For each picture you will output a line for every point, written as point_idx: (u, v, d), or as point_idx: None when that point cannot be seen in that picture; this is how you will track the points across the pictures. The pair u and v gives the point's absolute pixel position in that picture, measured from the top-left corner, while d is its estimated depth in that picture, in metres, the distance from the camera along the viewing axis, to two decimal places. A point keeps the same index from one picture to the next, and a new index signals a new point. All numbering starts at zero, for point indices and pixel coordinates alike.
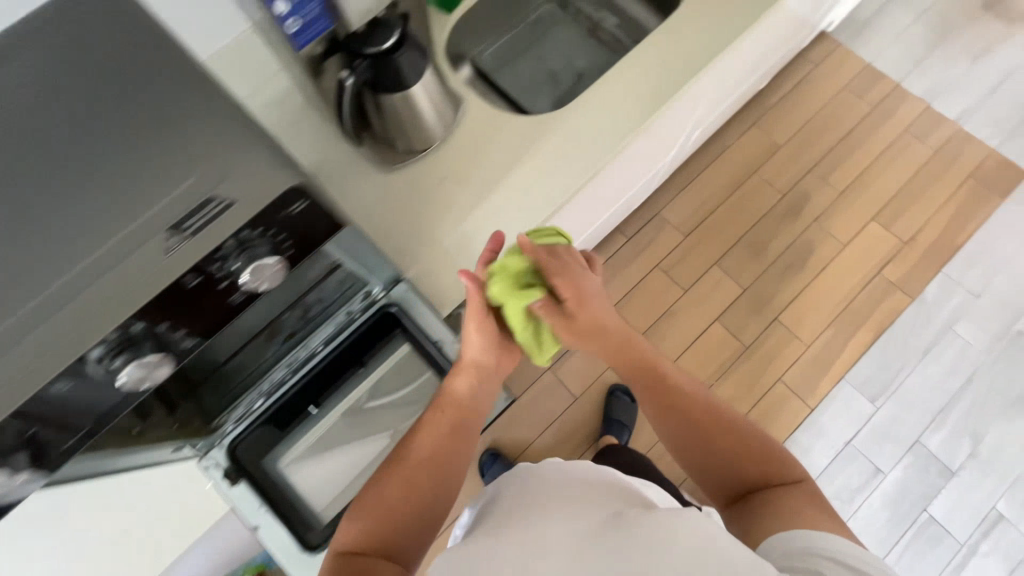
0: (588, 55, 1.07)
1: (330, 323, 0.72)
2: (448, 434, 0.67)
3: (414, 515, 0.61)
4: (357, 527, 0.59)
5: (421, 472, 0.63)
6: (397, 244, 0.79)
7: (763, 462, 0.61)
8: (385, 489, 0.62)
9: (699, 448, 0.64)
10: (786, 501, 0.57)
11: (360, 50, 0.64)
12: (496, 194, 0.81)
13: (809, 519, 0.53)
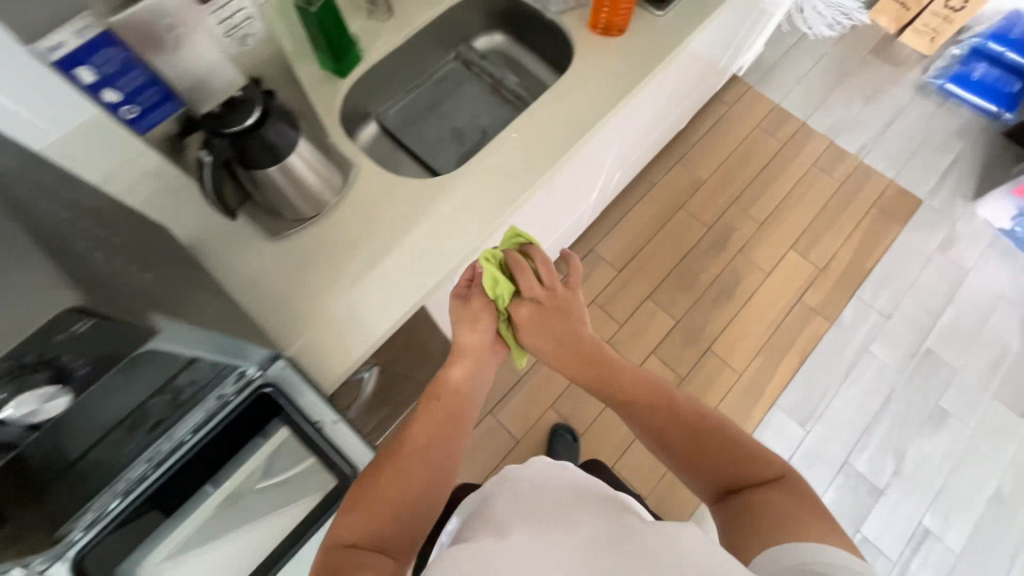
0: (493, 112, 1.10)
1: (201, 409, 0.66)
2: (443, 426, 0.71)
3: (404, 512, 0.64)
4: (352, 518, 0.62)
5: (418, 465, 0.67)
6: (282, 316, 0.76)
7: (747, 459, 0.64)
8: (380, 482, 0.65)
9: (685, 442, 0.68)
10: (769, 497, 0.59)
11: (220, 132, 0.62)
12: (389, 259, 0.80)
13: (799, 526, 0.53)
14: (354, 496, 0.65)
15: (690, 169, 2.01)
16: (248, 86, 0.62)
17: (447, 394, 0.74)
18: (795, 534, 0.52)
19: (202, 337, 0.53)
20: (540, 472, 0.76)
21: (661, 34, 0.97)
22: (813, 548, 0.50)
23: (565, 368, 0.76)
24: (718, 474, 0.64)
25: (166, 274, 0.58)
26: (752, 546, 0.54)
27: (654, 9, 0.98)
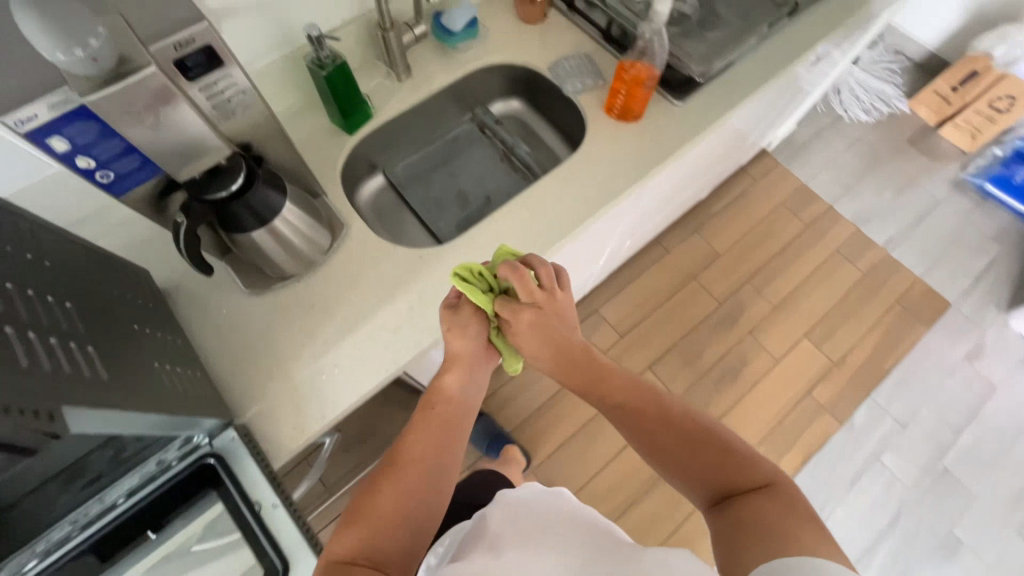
0: (500, 178, 1.08)
1: (139, 471, 0.62)
2: (441, 431, 0.65)
3: (403, 521, 0.59)
4: (350, 532, 0.57)
5: (417, 471, 0.61)
6: (244, 377, 0.73)
7: (741, 465, 0.58)
8: (377, 494, 0.60)
9: (679, 451, 0.61)
10: (764, 504, 0.53)
11: (201, 197, 0.60)
12: (363, 328, 0.77)
13: (800, 539, 0.48)
14: (352, 512, 0.60)
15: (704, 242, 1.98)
16: (235, 155, 0.62)
17: (443, 400, 0.68)
18: (796, 549, 0.46)
19: (139, 419, 0.50)
20: (536, 498, 0.69)
21: (679, 126, 0.93)
22: (810, 558, 0.45)
23: (555, 372, 0.70)
24: (713, 479, 0.58)
25: (120, 337, 0.56)
26: (749, 559, 0.48)
27: (673, 98, 0.93)
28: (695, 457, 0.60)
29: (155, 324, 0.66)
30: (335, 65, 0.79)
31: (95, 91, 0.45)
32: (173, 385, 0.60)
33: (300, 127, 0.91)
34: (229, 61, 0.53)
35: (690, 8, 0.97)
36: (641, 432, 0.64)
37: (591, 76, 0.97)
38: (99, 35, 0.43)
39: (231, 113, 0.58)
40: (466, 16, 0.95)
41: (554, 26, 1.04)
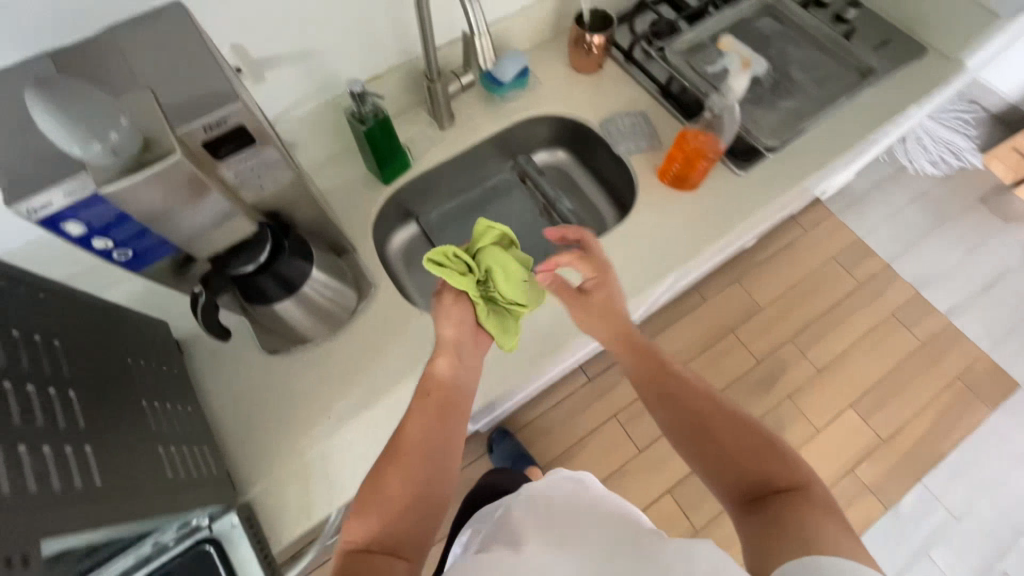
0: (538, 232, 1.02)
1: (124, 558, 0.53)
2: (437, 415, 0.64)
3: (413, 507, 0.58)
4: (361, 522, 0.57)
5: (419, 458, 0.61)
6: (253, 447, 0.69)
7: (768, 460, 0.54)
8: (385, 481, 0.59)
9: (704, 441, 0.58)
10: (791, 506, 0.49)
11: (227, 272, 0.56)
12: (382, 402, 0.72)
13: (827, 540, 0.44)
14: (361, 499, 0.59)
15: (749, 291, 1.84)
16: (262, 225, 0.58)
17: (436, 385, 0.67)
18: (825, 550, 0.43)
19: (143, 523, 0.48)
20: (557, 481, 0.66)
21: (742, 198, 0.83)
22: (838, 561, 0.41)
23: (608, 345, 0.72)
24: (737, 470, 0.55)
25: (125, 422, 0.52)
26: (776, 560, 0.44)
27: (736, 167, 0.84)
28: (720, 445, 0.57)
29: (165, 394, 0.62)
30: (376, 120, 0.75)
31: (105, 180, 0.40)
32: (176, 471, 0.56)
33: (336, 174, 0.87)
34: (263, 140, 0.49)
35: (762, 70, 0.89)
36: (668, 417, 0.62)
37: (646, 138, 0.89)
38: (120, 127, 0.39)
39: (261, 188, 0.54)
40: (516, 67, 0.89)
41: (609, 78, 0.97)
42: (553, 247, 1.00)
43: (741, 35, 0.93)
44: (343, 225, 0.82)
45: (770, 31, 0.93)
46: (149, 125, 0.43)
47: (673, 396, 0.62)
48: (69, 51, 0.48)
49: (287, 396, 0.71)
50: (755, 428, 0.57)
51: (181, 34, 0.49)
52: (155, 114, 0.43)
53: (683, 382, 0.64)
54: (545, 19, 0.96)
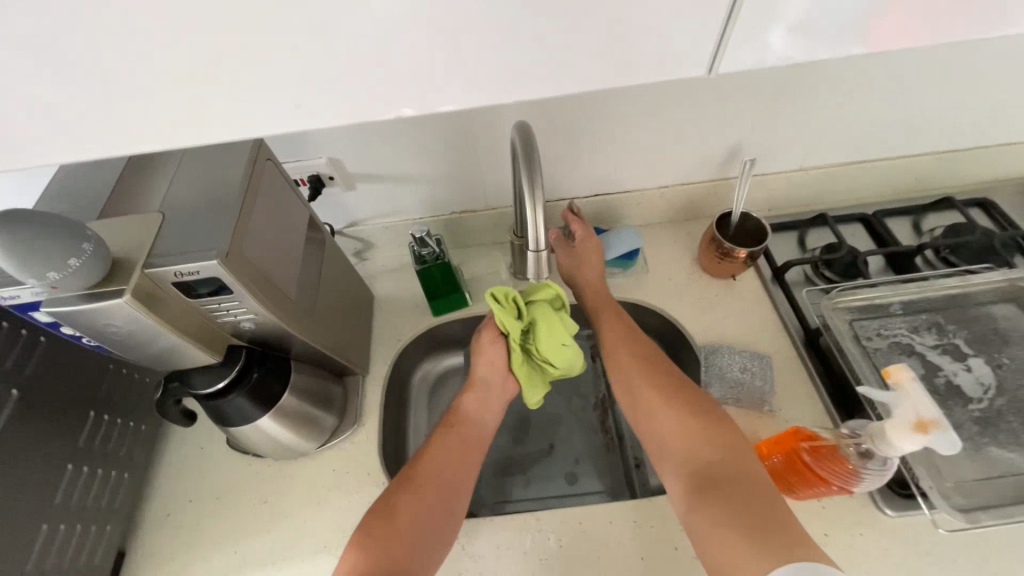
0: (582, 428, 0.82)
1: None
2: (459, 452, 0.59)
3: (419, 547, 0.51)
4: (361, 547, 0.49)
5: (438, 487, 0.55)
6: (157, 545, 0.63)
7: (727, 453, 0.51)
8: (400, 506, 0.52)
9: (667, 427, 0.54)
10: (752, 495, 0.46)
11: (188, 389, 0.52)
12: (288, 569, 0.61)
13: (789, 534, 0.42)
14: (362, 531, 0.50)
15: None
16: (239, 345, 0.55)
17: (464, 427, 0.62)
18: (781, 553, 0.41)
19: None
20: None
21: (875, 558, 0.52)
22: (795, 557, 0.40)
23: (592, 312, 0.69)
24: (687, 457, 0.52)
25: (19, 490, 0.50)
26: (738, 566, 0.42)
27: (883, 501, 0.55)
28: (675, 430, 0.54)
29: (108, 458, 0.61)
30: (435, 264, 0.72)
31: (52, 302, 0.38)
32: (43, 557, 0.51)
33: (394, 285, 0.83)
34: (243, 291, 0.45)
35: (974, 383, 0.58)
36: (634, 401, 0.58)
37: (752, 393, 0.65)
38: (65, 268, 0.36)
39: (239, 322, 0.50)
40: (621, 247, 0.76)
41: (740, 291, 0.76)
42: (589, 457, 0.79)
43: (957, 316, 0.63)
44: (366, 343, 0.76)
45: (1012, 327, 0.62)
46: (125, 259, 0.41)
47: (645, 373, 0.59)
48: (145, 155, 0.51)
49: (217, 504, 0.65)
50: (716, 417, 0.54)
51: (232, 167, 0.49)
52: (139, 248, 0.42)
53: (642, 355, 0.61)
54: (680, 203, 0.82)
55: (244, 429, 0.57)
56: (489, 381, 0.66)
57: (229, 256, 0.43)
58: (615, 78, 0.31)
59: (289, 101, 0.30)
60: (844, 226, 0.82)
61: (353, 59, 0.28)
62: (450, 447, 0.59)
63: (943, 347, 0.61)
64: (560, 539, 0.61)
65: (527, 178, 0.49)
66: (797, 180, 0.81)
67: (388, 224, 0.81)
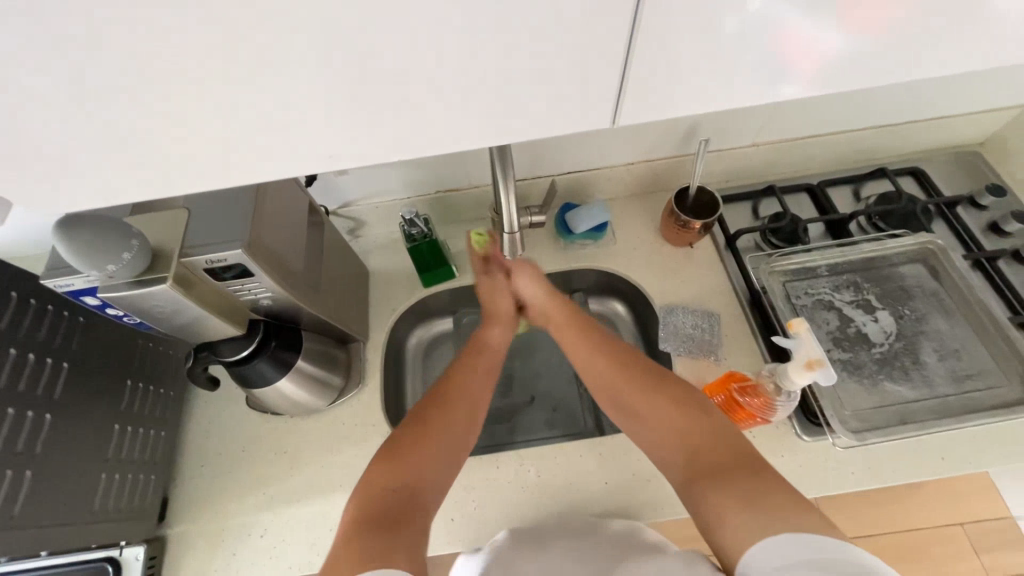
0: (559, 381, 0.93)
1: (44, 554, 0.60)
2: (479, 374, 0.70)
3: (438, 457, 0.60)
4: (386, 464, 0.58)
5: (459, 402, 0.66)
6: (195, 489, 0.74)
7: (710, 430, 0.57)
8: (425, 426, 0.62)
9: (652, 412, 0.61)
10: (735, 464, 0.52)
11: (217, 357, 0.61)
12: (310, 505, 0.72)
13: (774, 495, 0.46)
14: (394, 441, 0.60)
15: (904, 514, 1.30)
16: (257, 319, 0.63)
17: (487, 354, 0.74)
18: (772, 513, 0.45)
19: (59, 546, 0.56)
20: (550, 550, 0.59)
21: (791, 472, 0.64)
22: (793, 526, 0.43)
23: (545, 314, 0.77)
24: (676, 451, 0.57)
25: (82, 446, 0.59)
26: (730, 526, 0.46)
27: (802, 429, 0.66)
28: (668, 430, 0.58)
29: (147, 418, 0.70)
30: (424, 241, 0.81)
31: (106, 288, 0.46)
32: (104, 500, 0.61)
33: (387, 260, 0.91)
34: (263, 273, 0.54)
35: (879, 331, 0.70)
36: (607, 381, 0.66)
37: (700, 344, 0.76)
38: (120, 260, 0.44)
39: (257, 298, 0.59)
40: (592, 221, 0.84)
41: (697, 257, 0.86)
42: (565, 406, 0.91)
43: (872, 275, 0.75)
44: (365, 312, 0.85)
45: (916, 283, 0.74)
46: (162, 250, 0.48)
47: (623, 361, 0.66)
48: None
49: (243, 454, 0.76)
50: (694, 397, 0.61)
51: None
52: (174, 240, 0.49)
53: (610, 349, 0.68)
54: (645, 177, 0.90)
55: (266, 391, 0.67)
56: (506, 313, 0.78)
57: (250, 244, 0.51)
58: (566, 115, 0.36)
59: (284, 141, 0.34)
60: (791, 197, 0.92)
61: (338, 105, 0.32)
62: (468, 368, 0.70)
63: (857, 302, 0.73)
64: (538, 471, 0.73)
65: (501, 171, 0.56)
66: (750, 155, 0.89)
67: (380, 203, 0.88)
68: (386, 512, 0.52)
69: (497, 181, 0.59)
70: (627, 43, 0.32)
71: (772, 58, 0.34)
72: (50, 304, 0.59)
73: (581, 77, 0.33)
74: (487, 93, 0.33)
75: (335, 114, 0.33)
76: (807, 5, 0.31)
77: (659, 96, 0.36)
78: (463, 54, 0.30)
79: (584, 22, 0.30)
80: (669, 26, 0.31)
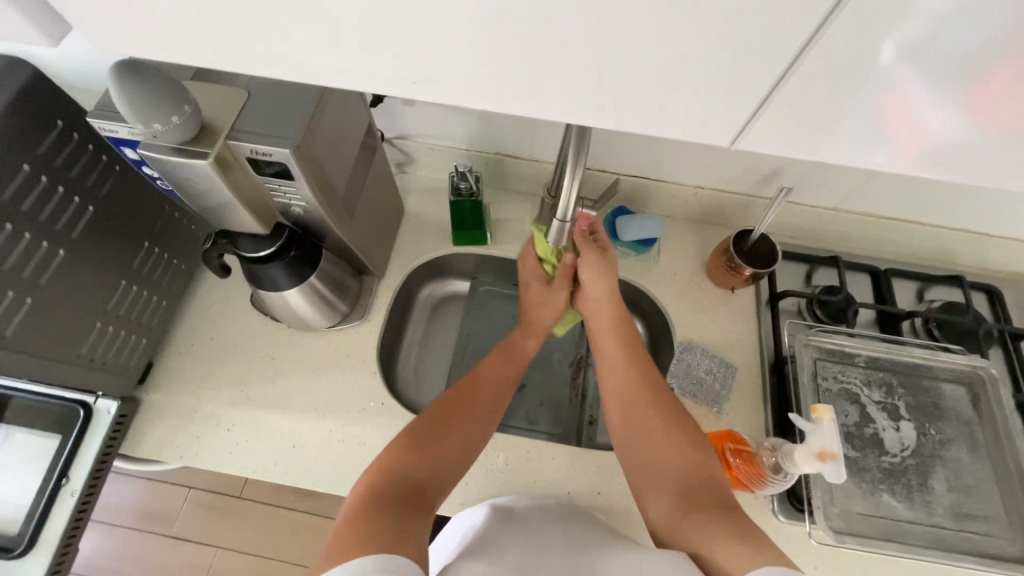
0: (553, 378, 0.91)
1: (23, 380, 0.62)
2: (500, 372, 0.70)
3: (448, 436, 0.60)
4: (411, 445, 0.58)
5: (487, 396, 0.67)
6: (180, 365, 0.74)
7: (704, 466, 0.55)
8: (456, 424, 0.62)
9: (655, 430, 0.59)
10: (726, 506, 0.50)
11: (234, 248, 0.60)
12: (279, 416, 0.72)
13: (758, 539, 0.45)
14: (424, 427, 0.61)
15: None
16: (283, 225, 0.62)
17: (518, 359, 0.73)
18: (757, 555, 0.42)
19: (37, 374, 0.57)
20: (541, 524, 0.57)
21: None
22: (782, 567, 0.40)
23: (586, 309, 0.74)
24: (667, 475, 0.55)
25: (83, 292, 0.59)
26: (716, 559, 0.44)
27: (779, 508, 0.63)
28: (664, 453, 0.57)
29: (154, 284, 0.70)
30: (469, 198, 0.80)
31: (147, 146, 0.44)
32: (92, 350, 0.62)
33: (424, 205, 0.89)
34: (303, 182, 0.52)
35: (897, 442, 0.66)
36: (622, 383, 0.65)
37: (706, 391, 0.73)
38: (169, 123, 0.42)
39: (290, 204, 0.58)
40: (642, 232, 0.80)
41: (734, 304, 0.81)
42: (552, 404, 0.89)
43: (910, 383, 0.70)
44: (388, 250, 0.83)
45: (953, 406, 0.69)
46: (211, 127, 0.47)
47: (648, 377, 0.65)
48: None
49: (233, 346, 0.76)
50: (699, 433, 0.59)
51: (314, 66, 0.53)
52: (225, 119, 0.47)
53: (637, 367, 0.66)
54: (710, 206, 0.85)
55: (271, 296, 0.66)
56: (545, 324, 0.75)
57: (299, 148, 0.49)
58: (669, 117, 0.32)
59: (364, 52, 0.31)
60: (852, 274, 0.86)
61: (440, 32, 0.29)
62: (494, 365, 0.71)
63: (885, 404, 0.69)
64: (506, 459, 0.72)
65: (571, 159, 0.52)
66: (825, 218, 0.83)
67: (436, 146, 0.85)
68: (407, 489, 0.52)
69: (565, 166, 0.55)
70: (813, 35, 0.27)
71: (883, 122, 0.32)
72: (91, 146, 0.58)
73: (697, 81, 0.30)
74: (598, 60, 0.30)
75: (429, 39, 0.30)
76: (942, 72, 0.29)
77: (775, 116, 0.32)
78: (583, 11, 0.27)
79: (727, 16, 0.27)
80: (834, 39, 0.27)
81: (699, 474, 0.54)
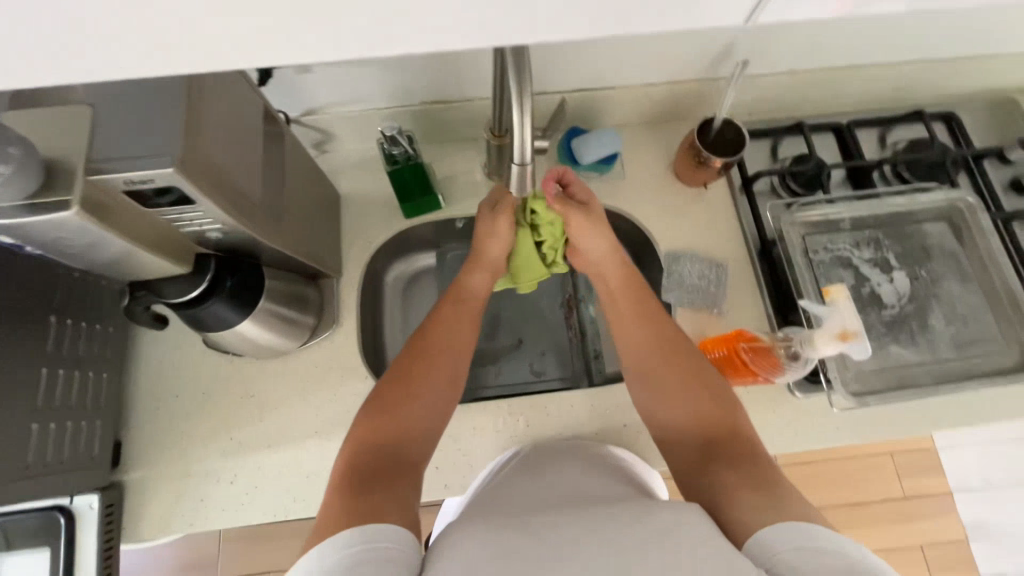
0: (549, 325, 0.88)
1: None
2: (455, 321, 0.62)
3: (403, 396, 0.55)
4: (379, 413, 0.53)
5: (446, 345, 0.60)
6: (152, 433, 0.67)
7: (725, 420, 0.53)
8: (419, 388, 0.56)
9: (672, 385, 0.57)
10: (750, 460, 0.49)
11: (158, 297, 0.51)
12: (282, 451, 0.67)
13: (785, 497, 0.44)
14: (383, 394, 0.55)
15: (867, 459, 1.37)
16: (207, 255, 0.53)
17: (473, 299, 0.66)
18: (781, 512, 0.42)
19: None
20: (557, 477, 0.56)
21: (783, 427, 0.63)
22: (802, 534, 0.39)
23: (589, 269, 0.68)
24: (688, 430, 0.54)
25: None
26: (734, 513, 0.44)
27: (795, 386, 0.64)
28: (682, 410, 0.56)
29: (85, 359, 0.61)
30: (407, 163, 0.71)
31: None
32: (41, 453, 0.54)
33: (360, 183, 0.79)
34: (210, 202, 0.43)
35: (893, 293, 0.67)
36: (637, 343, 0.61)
37: (705, 297, 0.71)
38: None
39: (204, 231, 0.49)
40: (602, 150, 0.73)
41: (711, 199, 0.78)
42: (554, 351, 0.87)
43: (894, 234, 0.70)
44: (337, 244, 0.74)
45: (937, 243, 0.70)
46: (60, 165, 0.36)
47: (665, 333, 0.61)
48: None
49: (204, 395, 0.69)
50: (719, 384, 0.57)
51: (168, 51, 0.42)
52: (75, 149, 0.37)
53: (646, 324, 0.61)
54: (664, 103, 0.79)
55: (224, 334, 0.58)
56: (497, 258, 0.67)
57: (187, 161, 0.39)
58: None
59: None
60: (817, 137, 0.83)
61: None
62: (448, 308, 0.63)
63: (876, 261, 0.69)
64: (527, 420, 0.70)
65: (515, 88, 0.44)
66: (782, 84, 0.79)
67: (353, 112, 0.73)
68: (379, 464, 0.49)
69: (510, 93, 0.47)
70: None
71: None
72: None
73: None
74: None
75: None
76: None
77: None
78: None
79: None
80: None
81: (721, 429, 0.53)
